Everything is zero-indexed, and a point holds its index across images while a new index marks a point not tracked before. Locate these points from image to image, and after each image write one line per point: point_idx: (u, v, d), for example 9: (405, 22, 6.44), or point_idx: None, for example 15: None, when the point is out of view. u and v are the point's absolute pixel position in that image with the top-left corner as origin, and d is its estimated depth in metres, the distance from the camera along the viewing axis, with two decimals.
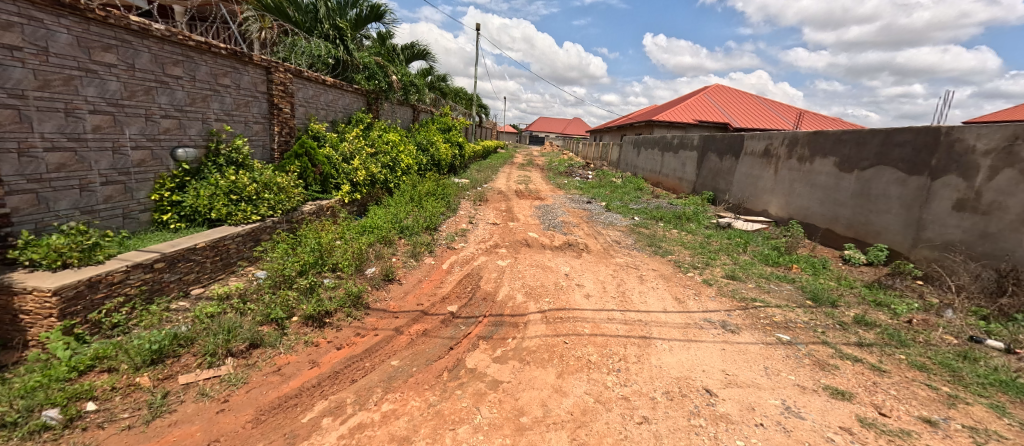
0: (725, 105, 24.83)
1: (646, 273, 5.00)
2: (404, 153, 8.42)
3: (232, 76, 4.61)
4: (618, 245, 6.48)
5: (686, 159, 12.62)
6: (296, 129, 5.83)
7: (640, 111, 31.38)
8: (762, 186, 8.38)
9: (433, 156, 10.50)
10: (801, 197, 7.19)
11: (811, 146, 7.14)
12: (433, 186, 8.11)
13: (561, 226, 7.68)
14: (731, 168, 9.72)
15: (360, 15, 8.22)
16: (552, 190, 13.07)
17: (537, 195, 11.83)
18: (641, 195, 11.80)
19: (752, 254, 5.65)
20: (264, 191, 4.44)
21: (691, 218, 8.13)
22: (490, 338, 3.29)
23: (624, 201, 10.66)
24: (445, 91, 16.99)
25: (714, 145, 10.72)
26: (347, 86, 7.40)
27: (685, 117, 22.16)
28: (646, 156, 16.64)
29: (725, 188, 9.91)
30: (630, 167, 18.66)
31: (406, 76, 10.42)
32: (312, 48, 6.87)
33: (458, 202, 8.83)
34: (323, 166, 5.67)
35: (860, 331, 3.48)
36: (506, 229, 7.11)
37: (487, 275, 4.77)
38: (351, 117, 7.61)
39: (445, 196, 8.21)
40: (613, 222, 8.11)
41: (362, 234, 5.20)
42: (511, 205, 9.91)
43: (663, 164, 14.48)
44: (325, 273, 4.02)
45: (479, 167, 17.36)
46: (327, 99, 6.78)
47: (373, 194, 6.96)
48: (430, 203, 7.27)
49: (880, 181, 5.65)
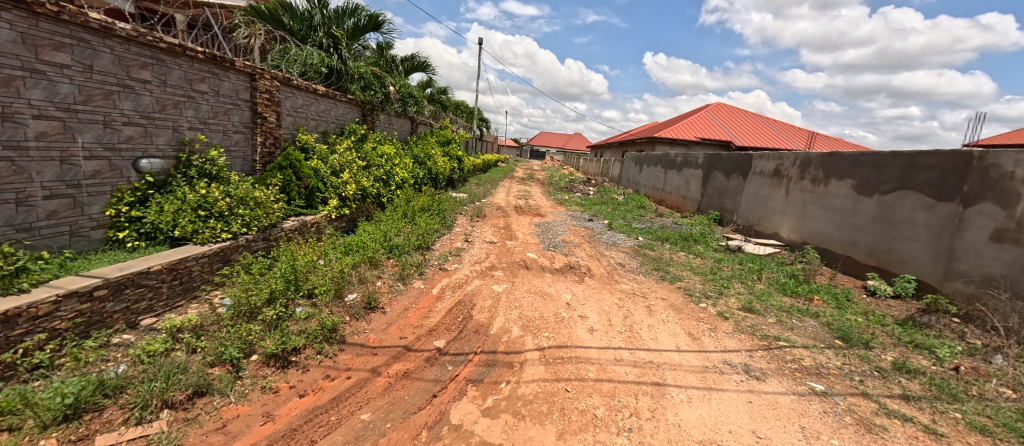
0: (727, 123, 24.69)
1: (655, 303, 4.58)
2: (399, 166, 8.07)
3: (210, 81, 4.27)
4: (624, 269, 6.06)
5: (691, 177, 12.28)
6: (281, 140, 5.47)
7: (642, 128, 31.30)
8: (772, 208, 8.01)
9: (431, 169, 10.16)
10: (816, 221, 6.81)
11: (825, 168, 6.81)
12: (429, 201, 7.73)
13: (561, 246, 7.28)
14: (739, 187, 9.38)
15: (358, 25, 7.97)
16: (552, 207, 12.70)
17: (537, 211, 11.46)
18: (644, 214, 11.42)
19: (767, 282, 5.26)
20: (239, 206, 4.06)
21: (698, 240, 7.73)
22: (481, 382, 2.87)
23: (627, 220, 10.27)
24: (445, 104, 16.80)
25: (720, 163, 10.40)
26: (341, 96, 7.09)
27: (687, 135, 21.97)
28: (648, 174, 16.34)
29: (731, 209, 9.55)
30: (632, 184, 18.34)
31: (405, 87, 10.15)
32: (305, 56, 6.58)
33: (455, 218, 8.44)
34: (308, 179, 5.31)
35: (903, 380, 3.05)
36: (504, 249, 6.70)
37: (481, 302, 4.34)
38: (344, 128, 7.28)
39: (441, 212, 7.83)
40: (616, 242, 7.71)
41: (345, 255, 4.79)
42: (510, 222, 9.51)
43: (666, 182, 14.16)
44: (300, 300, 3.61)
45: (479, 181, 17.02)
46: (318, 109, 6.45)
47: (364, 209, 6.58)
48: (424, 219, 6.87)
49: (903, 207, 5.28)
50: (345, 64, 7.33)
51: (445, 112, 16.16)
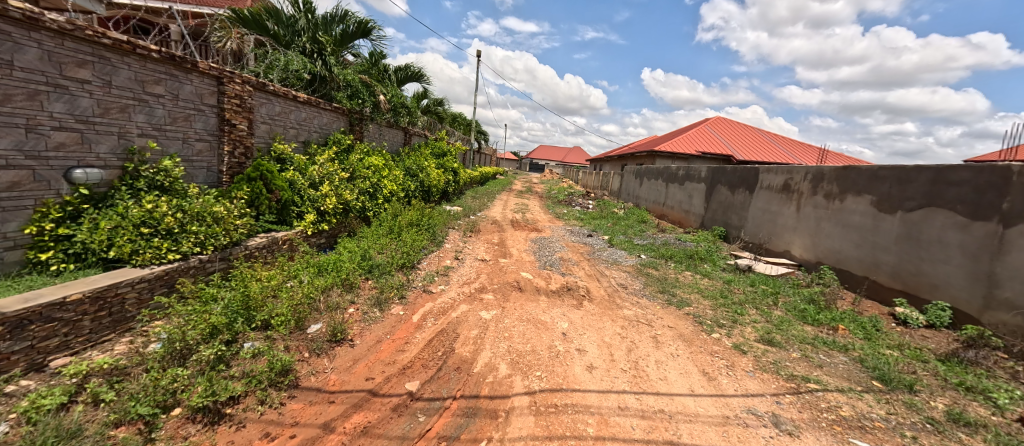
0: (728, 137, 24.44)
1: (662, 332, 4.08)
2: (387, 179, 7.63)
3: (167, 84, 3.85)
4: (625, 291, 5.56)
5: (693, 191, 11.86)
6: (253, 149, 5.03)
7: (641, 142, 31.08)
8: (782, 224, 7.57)
9: (423, 182, 9.72)
10: (832, 239, 6.35)
11: (840, 182, 6.38)
12: (418, 215, 7.27)
13: (558, 264, 6.80)
14: (745, 202, 8.94)
15: (346, 31, 7.63)
16: (550, 221, 12.24)
17: (534, 226, 10.98)
18: (646, 229, 10.96)
19: (785, 308, 4.77)
20: (193, 223, 3.60)
21: (704, 258, 7.25)
22: (457, 439, 2.36)
23: (628, 235, 9.80)
24: (442, 116, 16.47)
25: (725, 177, 9.98)
26: (325, 103, 6.69)
27: (688, 148, 21.68)
28: (649, 187, 15.95)
29: (737, 224, 9.10)
30: (632, 197, 17.92)
31: (397, 97, 9.78)
32: (286, 61, 6.18)
33: (446, 233, 7.97)
34: (281, 191, 4.86)
35: (963, 436, 2.56)
36: (496, 268, 6.21)
37: (466, 332, 3.84)
38: (328, 138, 6.85)
39: (431, 227, 7.35)
40: (617, 261, 7.23)
41: (317, 277, 4.30)
42: (505, 237, 9.04)
43: (667, 195, 13.77)
44: (253, 332, 3.12)
45: (476, 194, 16.60)
46: (298, 117, 6.03)
47: (346, 224, 6.13)
48: (411, 236, 6.39)
49: (932, 226, 4.85)
50: (331, 72, 6.95)
51: (441, 124, 15.81)
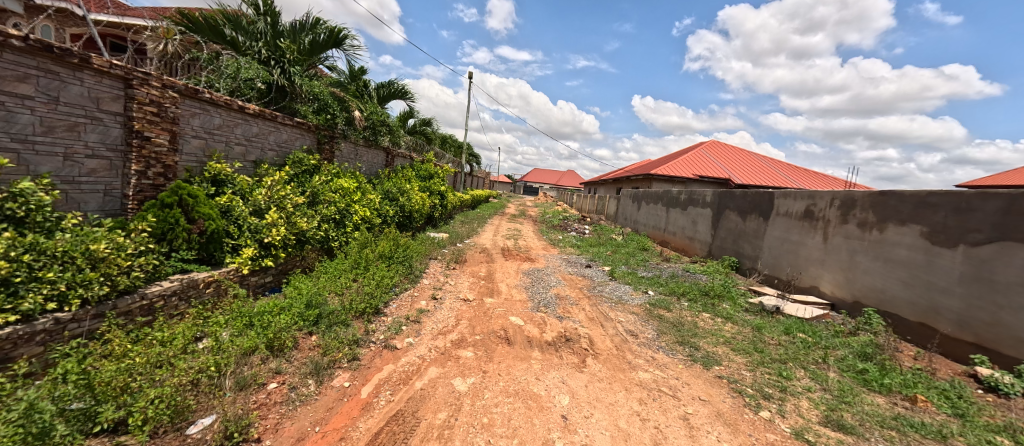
0: (725, 161, 23.95)
1: (694, 409, 3.08)
2: (358, 203, 6.69)
3: (38, 82, 2.99)
4: (636, 342, 4.57)
5: (698, 217, 11.04)
6: (177, 169, 4.08)
7: (636, 166, 30.60)
8: (806, 256, 6.69)
9: (403, 207, 8.77)
10: (872, 275, 5.44)
11: (878, 210, 5.53)
12: (392, 245, 6.28)
13: (555, 304, 5.80)
14: (759, 230, 8.09)
15: (316, 41, 6.84)
16: (545, 248, 11.29)
17: (527, 254, 10.01)
18: (649, 258, 10.03)
19: (839, 369, 3.85)
20: (50, 267, 2.65)
21: (722, 296, 6.31)
22: None
23: (630, 266, 8.85)
24: (430, 137, 15.69)
25: (734, 202, 9.16)
26: (285, 117, 5.79)
27: (685, 172, 21.08)
28: (648, 212, 15.15)
29: (751, 254, 8.22)
30: (629, 222, 17.07)
31: (377, 114, 8.95)
32: (236, 68, 5.30)
33: (425, 266, 6.97)
34: (206, 221, 3.85)
35: None
36: (480, 310, 5.20)
37: (432, 415, 2.81)
38: (288, 157, 5.90)
39: (407, 260, 6.36)
40: (623, 299, 6.25)
41: (240, 333, 3.27)
42: (493, 268, 8.03)
43: (669, 221, 12.94)
44: (96, 438, 2.10)
45: (466, 219, 15.68)
46: (247, 132, 5.11)
47: (302, 257, 5.15)
48: (380, 271, 5.39)
49: (1008, 265, 4.03)
50: (293, 82, 6.07)
51: (429, 145, 15.01)
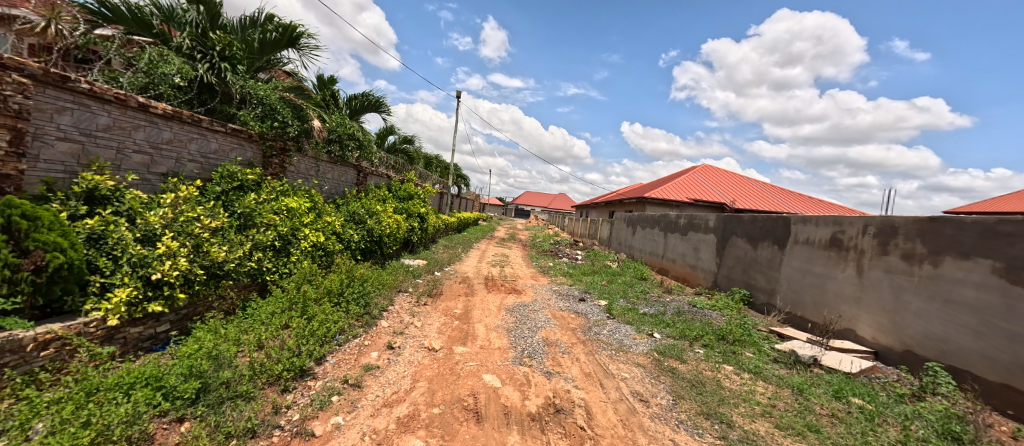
0: (718, 185, 23.38)
1: None
2: (308, 227, 5.60)
3: None
4: (647, 412, 3.48)
5: (700, 243, 10.09)
6: (21, 183, 3.03)
7: (628, 189, 29.96)
8: (835, 291, 5.72)
9: (371, 231, 7.69)
10: (927, 319, 4.48)
11: (928, 239, 4.60)
12: (345, 278, 5.17)
13: (542, 353, 4.69)
14: (774, 260, 7.14)
15: (265, 39, 5.88)
16: (533, 277, 10.19)
17: (512, 285, 8.91)
18: (649, 289, 8.97)
19: None
20: None
21: (743, 341, 5.26)
22: None
23: (629, 299, 7.77)
24: (412, 155, 14.72)
25: (743, 228, 8.23)
26: (216, 123, 4.77)
27: (679, 196, 20.40)
28: (643, 237, 14.22)
29: (766, 287, 7.23)
30: (624, 247, 16.11)
31: (343, 127, 7.95)
32: (148, 61, 4.28)
33: (389, 302, 5.84)
34: (47, 252, 2.78)
35: None
36: (446, 365, 4.08)
37: None
38: (217, 170, 4.82)
39: (364, 296, 5.24)
40: (624, 345, 5.16)
41: (55, 427, 2.13)
42: (472, 303, 6.91)
43: (667, 247, 11.98)
44: None
45: (449, 243, 14.56)
46: (156, 137, 4.07)
47: (218, 297, 4.03)
48: (320, 313, 4.27)
49: None
50: (224, 80, 5.04)
51: (410, 164, 14.02)
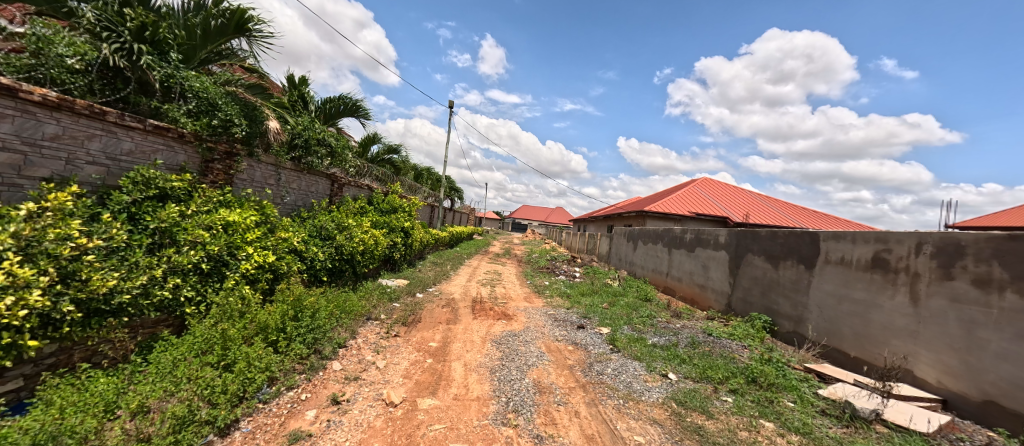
0: (720, 198, 22.62)
1: None
2: (251, 246, 4.67)
3: None
4: None
5: (709, 261, 9.19)
6: None
7: (626, 202, 29.17)
8: (882, 322, 4.81)
9: (340, 248, 6.75)
10: (1017, 364, 3.60)
11: (1008, 262, 3.73)
12: (292, 307, 4.23)
13: (531, 405, 3.72)
14: (799, 282, 6.23)
15: (211, 27, 5.04)
16: (527, 298, 9.21)
17: (502, 308, 7.92)
18: (657, 314, 8.01)
19: None
20: None
21: (779, 385, 4.31)
22: None
23: (635, 327, 6.81)
24: (399, 166, 13.84)
25: (759, 244, 7.34)
26: (130, 118, 3.93)
27: (680, 209, 19.60)
28: (645, 253, 13.32)
29: (790, 313, 6.31)
30: (624, 263, 15.20)
31: (312, 130, 7.07)
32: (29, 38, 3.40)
33: (349, 336, 4.86)
34: None
35: None
36: (404, 429, 3.10)
37: None
38: (130, 175, 3.91)
39: (313, 330, 4.29)
40: (633, 392, 4.19)
41: None
42: (453, 332, 5.93)
43: (672, 264, 11.07)
44: None
45: (438, 260, 13.58)
46: (31, 130, 3.28)
47: (103, 338, 3.10)
48: (245, 357, 3.32)
49: None
50: (137, 65, 4.11)
51: (396, 175, 13.13)
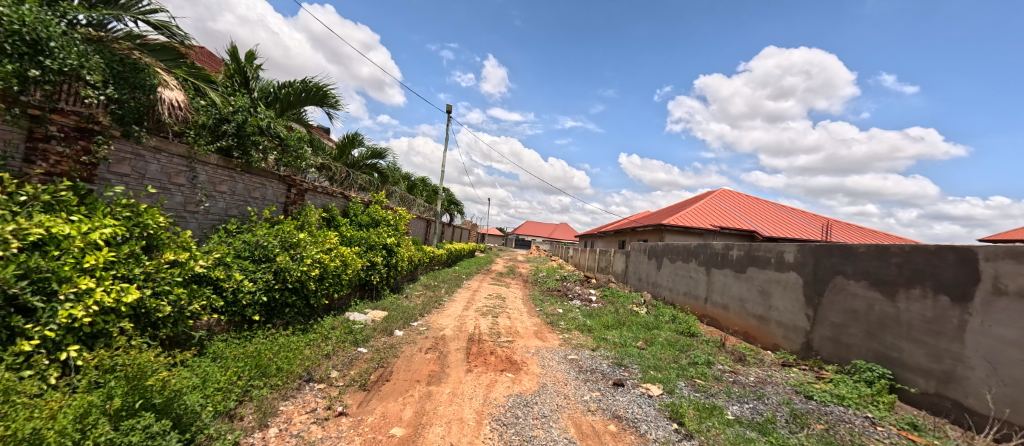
0: (743, 211, 20.69)
1: None
2: (91, 277, 2.86)
3: None
4: None
5: (769, 285, 7.20)
6: None
7: (638, 217, 27.27)
8: None
9: (283, 275, 4.84)
10: None
11: None
12: (124, 388, 2.35)
13: None
14: (938, 323, 4.33)
15: None
16: (539, 333, 7.22)
17: (507, 352, 5.95)
18: (716, 358, 5.98)
19: None
20: None
21: None
22: None
23: (697, 385, 4.80)
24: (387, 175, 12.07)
25: (856, 266, 5.41)
26: None
27: (702, 223, 17.67)
28: (673, 273, 11.33)
29: (927, 368, 4.38)
30: (645, 284, 13.18)
31: (250, 114, 5.26)
32: None
33: (252, 431, 2.93)
34: None
35: None
36: None
37: None
38: None
39: (164, 432, 2.37)
40: None
41: None
42: (433, 399, 3.97)
43: (712, 288, 9.08)
44: None
45: (432, 283, 11.64)
46: None
47: None
48: None
49: None
50: None
51: (381, 184, 11.33)
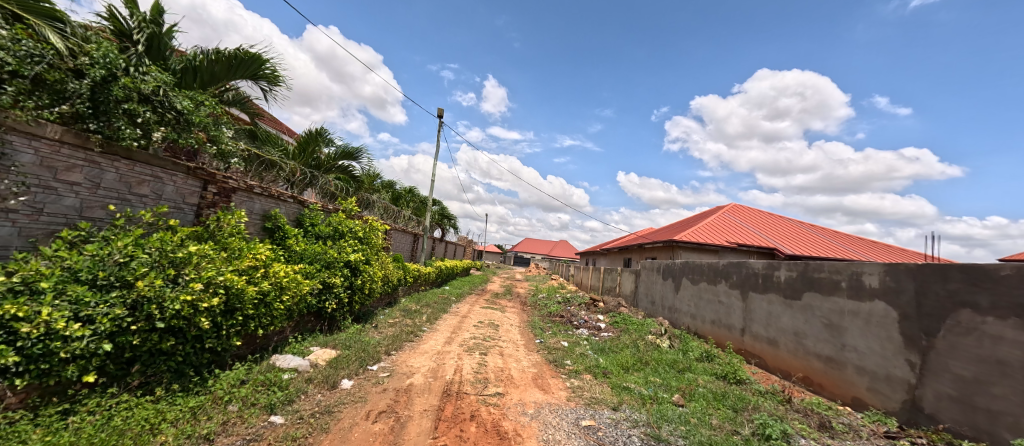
0: (760, 226, 19.08)
1: None
2: None
3: None
4: None
5: (839, 318, 5.50)
6: None
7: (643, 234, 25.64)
8: None
9: (147, 310, 3.13)
10: None
11: None
12: None
13: None
14: None
15: None
16: (539, 380, 5.48)
17: (494, 415, 4.19)
18: (791, 425, 4.27)
19: None
20: None
21: None
22: None
23: None
24: (363, 181, 10.45)
25: (998, 299, 3.81)
26: None
27: (718, 240, 16.02)
28: (696, 296, 9.60)
29: None
30: (661, 309, 11.44)
31: (125, 73, 3.67)
32: None
33: None
34: None
35: None
36: None
37: None
38: None
39: None
40: None
41: None
42: None
43: (752, 317, 7.35)
44: None
45: (413, 308, 9.88)
46: None
47: None
48: None
49: None
50: None
51: (355, 190, 9.70)
